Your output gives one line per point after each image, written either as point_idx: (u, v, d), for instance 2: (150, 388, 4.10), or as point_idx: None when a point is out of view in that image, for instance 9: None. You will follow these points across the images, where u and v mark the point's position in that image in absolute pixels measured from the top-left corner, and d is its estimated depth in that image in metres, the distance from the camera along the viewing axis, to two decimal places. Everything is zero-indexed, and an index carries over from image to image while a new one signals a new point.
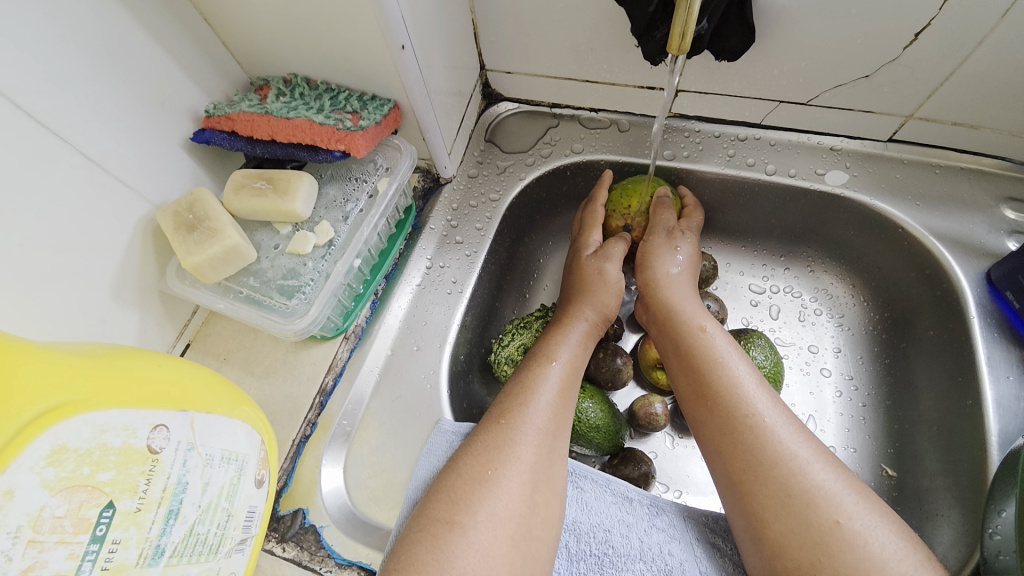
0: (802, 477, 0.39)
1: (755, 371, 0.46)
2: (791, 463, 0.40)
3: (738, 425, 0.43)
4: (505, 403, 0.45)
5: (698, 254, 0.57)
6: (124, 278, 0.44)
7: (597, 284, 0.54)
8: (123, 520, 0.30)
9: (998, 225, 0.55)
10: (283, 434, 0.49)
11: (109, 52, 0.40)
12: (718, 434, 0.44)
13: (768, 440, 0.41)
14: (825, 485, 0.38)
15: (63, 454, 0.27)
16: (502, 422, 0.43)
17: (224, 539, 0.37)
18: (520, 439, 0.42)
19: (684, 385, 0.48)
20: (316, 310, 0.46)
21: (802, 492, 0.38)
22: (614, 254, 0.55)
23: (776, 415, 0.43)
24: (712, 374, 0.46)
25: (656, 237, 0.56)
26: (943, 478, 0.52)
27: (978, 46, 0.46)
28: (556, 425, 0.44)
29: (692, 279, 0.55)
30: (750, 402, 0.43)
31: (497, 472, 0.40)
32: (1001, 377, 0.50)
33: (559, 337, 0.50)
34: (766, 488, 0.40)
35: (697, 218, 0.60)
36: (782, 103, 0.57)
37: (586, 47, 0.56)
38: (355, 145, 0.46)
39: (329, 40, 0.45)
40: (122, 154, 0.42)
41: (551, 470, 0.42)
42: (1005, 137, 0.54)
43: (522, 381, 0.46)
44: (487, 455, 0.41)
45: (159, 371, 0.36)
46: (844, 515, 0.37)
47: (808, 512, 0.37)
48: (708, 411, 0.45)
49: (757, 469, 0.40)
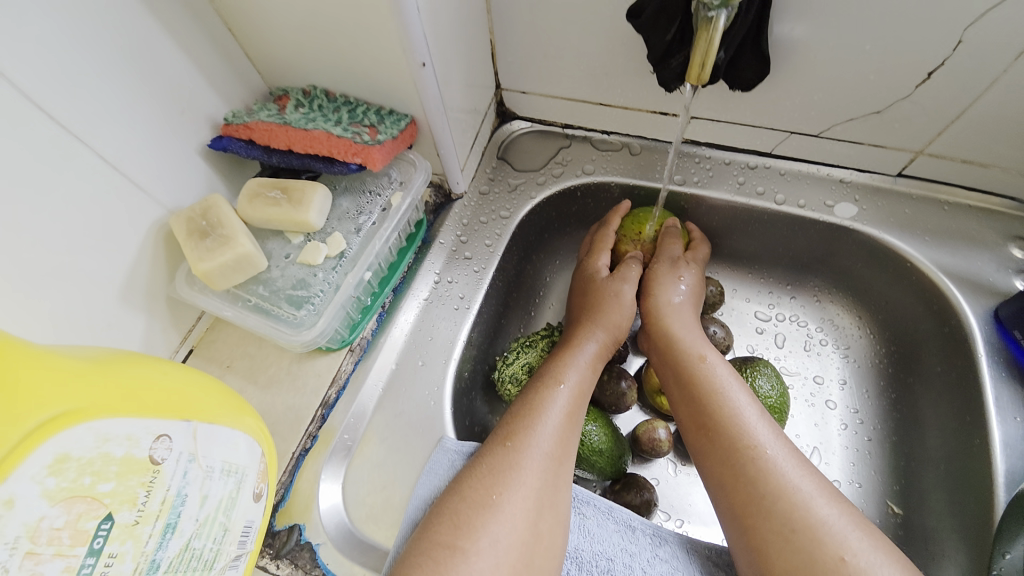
0: (806, 512, 0.38)
1: (756, 402, 0.46)
2: (794, 497, 0.39)
3: (741, 457, 0.42)
4: (510, 425, 0.44)
5: (701, 285, 0.57)
6: (133, 282, 0.43)
7: (607, 306, 0.54)
8: (120, 533, 0.29)
9: (1006, 263, 0.55)
10: (282, 446, 0.48)
11: (134, 58, 0.40)
12: (720, 465, 0.43)
13: (771, 473, 0.40)
14: (829, 521, 0.38)
15: (65, 463, 0.27)
16: (508, 444, 0.42)
17: (218, 555, 0.36)
18: (526, 463, 0.41)
19: (686, 415, 0.47)
20: (323, 322, 0.46)
21: (806, 527, 0.38)
22: (629, 277, 0.56)
23: (779, 448, 0.42)
24: (714, 405, 0.45)
25: (663, 265, 0.56)
26: (950, 519, 0.51)
27: (989, 86, 0.47)
28: (562, 449, 0.43)
29: (695, 307, 0.55)
30: (753, 433, 0.43)
31: (501, 497, 0.39)
32: (1009, 418, 0.50)
33: (567, 359, 0.50)
34: (770, 523, 0.39)
35: (704, 251, 0.60)
36: (793, 134, 0.58)
37: (601, 72, 0.57)
38: (372, 158, 0.47)
39: (351, 55, 0.45)
40: (138, 157, 0.42)
41: (556, 496, 0.41)
42: (1013, 176, 0.54)
43: (527, 403, 0.46)
44: (492, 478, 0.40)
45: (164, 379, 0.35)
46: (849, 551, 0.36)
47: (812, 549, 0.37)
48: (710, 441, 0.44)
49: (759, 502, 0.40)
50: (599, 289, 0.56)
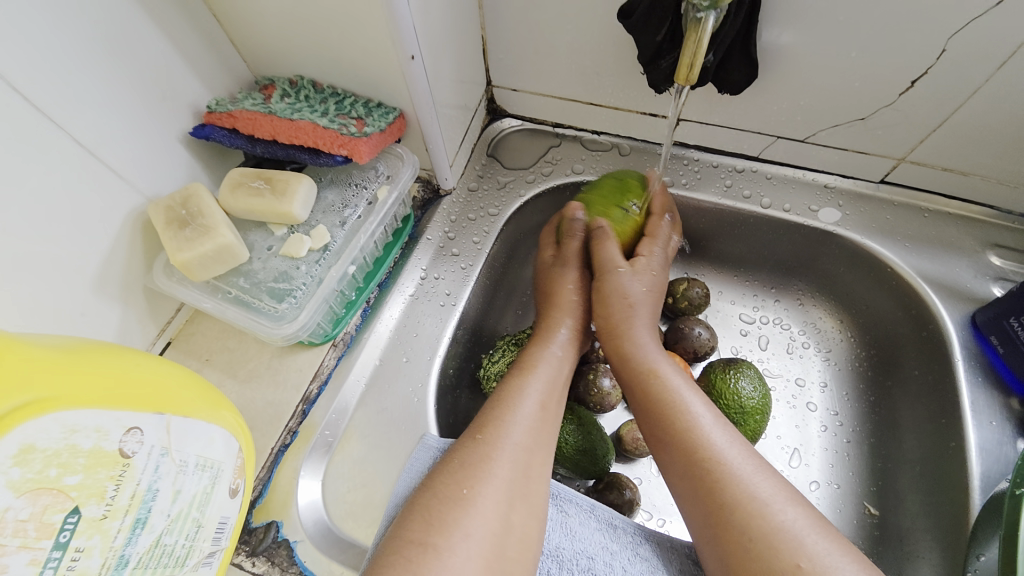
0: (762, 520, 0.38)
1: (713, 411, 0.46)
2: (751, 504, 0.39)
3: (698, 467, 0.42)
4: (482, 418, 0.44)
5: (657, 291, 0.54)
6: (108, 273, 0.42)
7: (562, 300, 0.54)
8: (88, 528, 0.28)
9: (984, 270, 0.56)
10: (261, 442, 0.48)
11: (114, 40, 0.39)
12: (680, 476, 0.43)
13: (728, 482, 0.41)
14: (786, 526, 0.38)
15: (31, 454, 0.26)
16: (478, 437, 0.42)
17: (191, 551, 0.35)
18: (496, 456, 0.41)
19: (645, 426, 0.47)
20: (305, 315, 0.45)
21: (763, 535, 0.38)
22: (572, 259, 0.56)
23: (736, 456, 0.42)
24: (670, 416, 0.45)
25: (609, 279, 0.53)
26: (924, 519, 0.52)
27: (971, 96, 0.48)
28: (534, 440, 0.43)
29: (651, 312, 0.53)
30: (709, 442, 0.43)
31: (472, 491, 0.39)
32: (985, 422, 0.51)
33: (540, 349, 0.50)
34: (728, 532, 0.39)
35: (665, 232, 0.57)
36: (780, 138, 0.59)
37: (592, 71, 0.57)
38: (358, 151, 0.46)
39: (339, 45, 0.45)
40: (117, 144, 0.41)
41: (528, 487, 0.41)
42: (992, 185, 0.55)
43: (500, 396, 0.46)
44: (463, 473, 0.40)
45: (138, 370, 0.34)
46: (805, 556, 0.36)
47: (770, 556, 0.37)
48: (669, 451, 0.44)
49: (717, 511, 0.40)
50: (555, 284, 0.56)
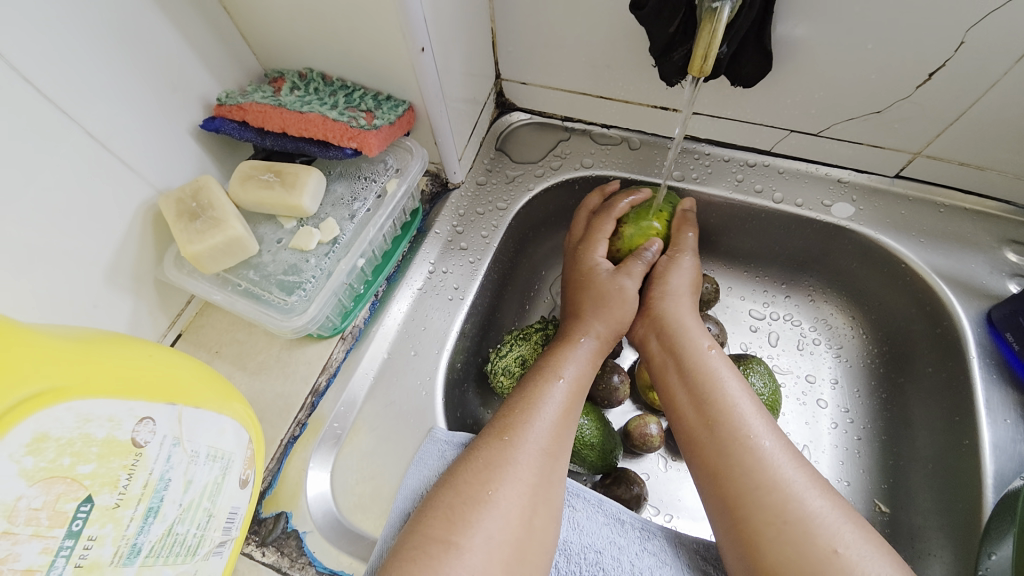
0: (798, 504, 0.38)
1: (752, 396, 0.45)
2: (788, 489, 0.39)
3: (738, 447, 0.42)
4: (506, 418, 0.44)
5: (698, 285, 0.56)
6: (119, 264, 0.43)
7: (609, 302, 0.51)
8: (100, 516, 0.29)
9: (1000, 266, 0.55)
10: (271, 433, 0.48)
11: (123, 31, 0.39)
12: (711, 458, 0.43)
13: (767, 464, 0.40)
14: (820, 513, 0.38)
15: (44, 443, 0.26)
16: (505, 438, 0.42)
17: (202, 541, 0.35)
18: (521, 460, 0.41)
19: (684, 403, 0.46)
20: (315, 308, 0.45)
21: (798, 519, 0.38)
22: (636, 271, 0.52)
23: (774, 440, 0.42)
24: (714, 395, 0.45)
25: (687, 258, 0.55)
26: (937, 517, 0.51)
27: (990, 89, 0.47)
28: (557, 445, 0.43)
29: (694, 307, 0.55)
30: (750, 424, 0.43)
31: (496, 493, 0.39)
32: (999, 420, 0.50)
33: (567, 350, 0.49)
34: (761, 515, 0.39)
35: None
36: (793, 132, 0.58)
37: (602, 64, 0.56)
38: (368, 144, 0.46)
39: (348, 38, 0.45)
40: (127, 136, 0.41)
41: (549, 491, 0.41)
42: (1010, 180, 0.54)
43: (525, 396, 0.45)
44: (487, 473, 0.40)
45: (150, 360, 0.34)
46: (841, 543, 0.36)
47: (804, 540, 0.37)
48: (708, 430, 0.44)
49: (753, 493, 0.39)
50: (596, 283, 0.53)
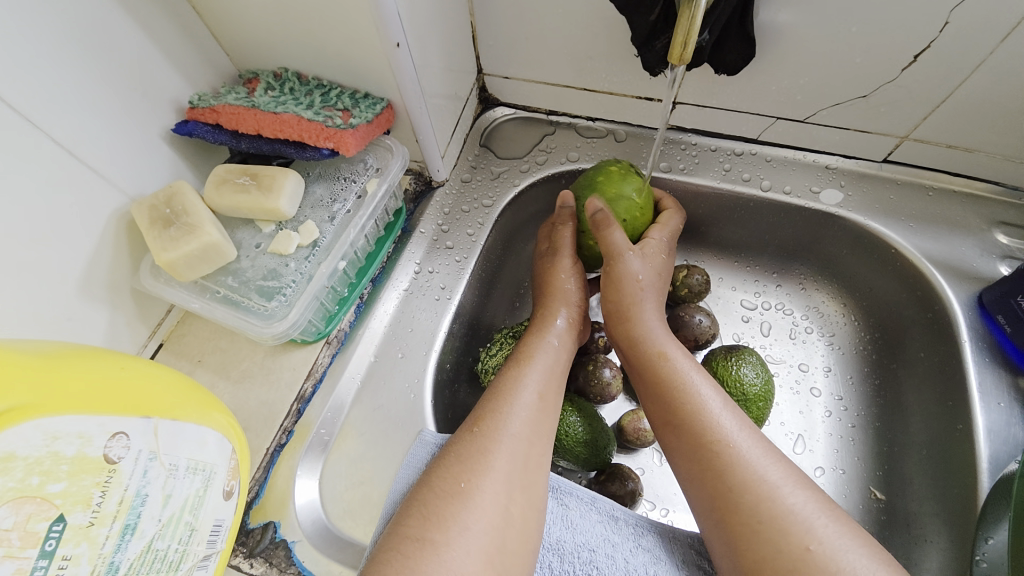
0: (772, 503, 0.38)
1: (721, 394, 0.45)
2: (760, 487, 0.38)
3: (707, 451, 0.41)
4: (479, 410, 0.44)
5: (663, 274, 0.53)
6: (93, 275, 0.41)
7: (556, 287, 0.53)
8: (74, 535, 0.28)
9: (990, 249, 0.55)
10: (256, 442, 0.47)
11: (88, 35, 0.38)
12: (686, 460, 0.42)
13: (737, 464, 0.40)
14: (795, 509, 0.37)
15: (12, 462, 0.25)
16: (475, 429, 0.42)
17: (185, 556, 0.34)
18: (496, 448, 0.40)
19: (654, 410, 0.46)
20: (296, 313, 0.44)
21: (772, 518, 0.37)
22: (563, 244, 0.55)
23: (744, 438, 0.41)
24: (678, 400, 0.44)
25: (619, 264, 0.51)
26: (932, 504, 0.51)
27: (975, 69, 0.46)
28: (535, 431, 0.43)
29: (657, 296, 0.52)
30: (718, 425, 0.42)
31: (471, 485, 0.38)
32: (993, 403, 0.50)
33: (537, 340, 0.50)
34: (736, 515, 0.38)
35: (674, 223, 0.56)
36: (779, 119, 0.57)
37: (584, 55, 0.55)
38: (345, 143, 0.45)
39: (322, 34, 0.43)
40: (97, 142, 0.40)
41: (530, 478, 0.41)
42: (998, 161, 0.54)
43: (498, 387, 0.45)
44: (461, 466, 0.39)
45: (122, 373, 0.33)
46: (815, 539, 0.36)
47: (779, 539, 0.36)
48: (677, 435, 0.44)
49: (726, 494, 0.39)
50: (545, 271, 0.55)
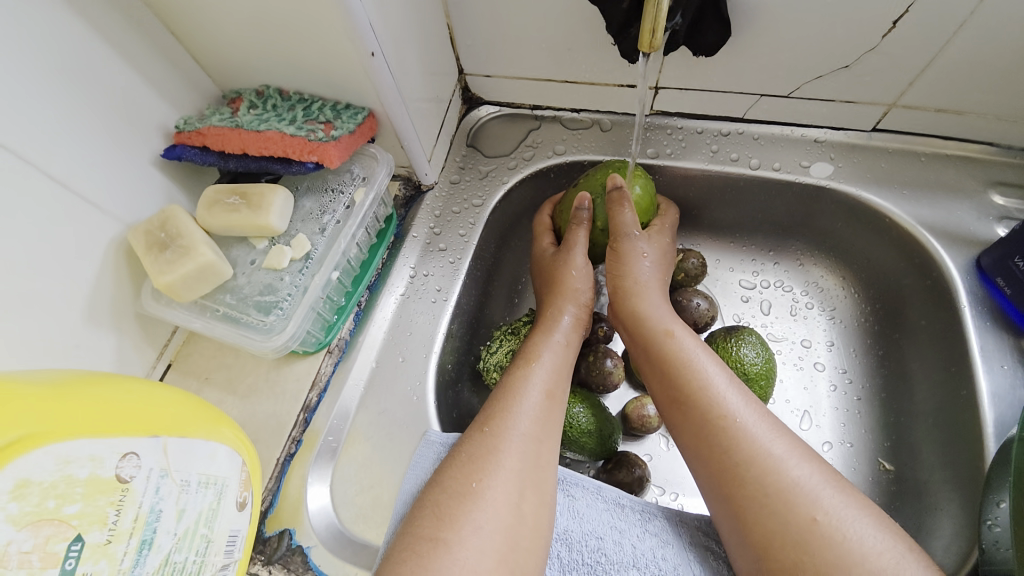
0: (778, 476, 0.38)
1: (725, 371, 0.45)
2: (766, 461, 0.39)
3: (713, 428, 0.42)
4: (489, 411, 0.44)
5: (667, 258, 0.55)
6: (96, 303, 0.43)
7: (561, 282, 0.54)
8: (93, 553, 0.29)
9: (987, 211, 0.54)
10: (267, 453, 0.48)
11: (71, 70, 0.39)
12: (693, 438, 0.43)
13: (743, 440, 0.40)
14: (801, 481, 0.38)
15: (27, 488, 0.27)
16: (485, 429, 0.42)
17: (204, 567, 0.36)
18: (505, 447, 0.41)
19: (659, 390, 0.47)
20: (293, 325, 0.45)
21: (779, 491, 0.37)
22: (578, 241, 0.54)
23: (749, 413, 0.42)
24: (683, 379, 0.45)
25: (625, 243, 0.52)
26: (941, 471, 0.51)
27: (958, 31, 0.46)
28: (544, 431, 0.43)
29: (660, 275, 0.53)
30: (723, 402, 0.42)
31: (482, 484, 0.39)
32: (996, 366, 0.50)
33: (543, 338, 0.50)
34: (744, 490, 0.39)
35: (673, 211, 0.58)
36: (763, 96, 0.57)
37: (563, 48, 0.55)
38: (328, 156, 0.46)
39: (299, 49, 0.44)
40: (89, 174, 0.41)
41: (540, 475, 0.41)
42: (989, 121, 0.53)
43: (506, 386, 0.46)
44: (471, 466, 0.40)
45: (128, 397, 0.35)
46: (821, 510, 0.36)
47: (786, 511, 0.37)
48: (682, 414, 0.44)
49: (733, 470, 0.40)
50: (553, 269, 0.55)
